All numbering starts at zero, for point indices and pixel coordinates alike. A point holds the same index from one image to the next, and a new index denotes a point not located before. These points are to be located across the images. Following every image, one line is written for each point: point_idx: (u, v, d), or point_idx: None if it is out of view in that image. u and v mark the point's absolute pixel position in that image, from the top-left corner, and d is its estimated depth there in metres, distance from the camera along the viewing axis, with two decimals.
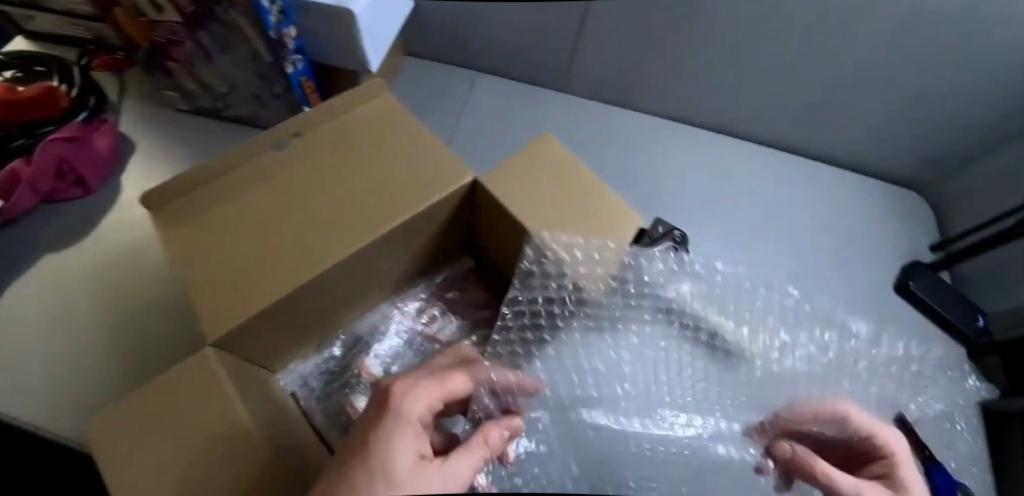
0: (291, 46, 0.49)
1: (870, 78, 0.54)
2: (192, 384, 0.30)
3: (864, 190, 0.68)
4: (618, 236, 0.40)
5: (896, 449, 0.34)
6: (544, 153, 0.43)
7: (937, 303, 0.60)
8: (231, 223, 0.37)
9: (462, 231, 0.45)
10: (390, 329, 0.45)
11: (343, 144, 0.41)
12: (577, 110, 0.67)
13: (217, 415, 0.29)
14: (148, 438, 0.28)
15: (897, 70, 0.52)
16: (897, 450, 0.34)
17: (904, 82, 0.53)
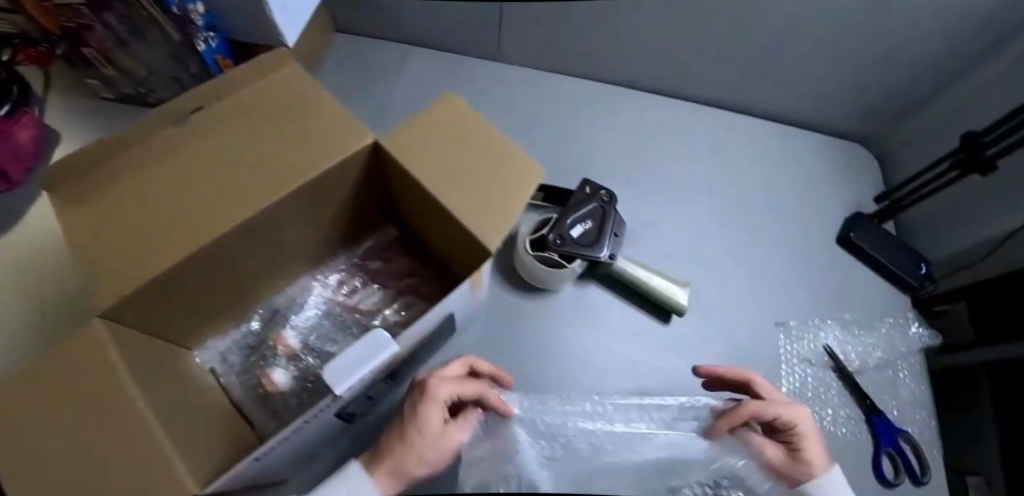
0: (200, 23, 0.49)
1: (806, 35, 0.53)
2: (69, 368, 0.27)
3: (810, 146, 0.68)
4: (515, 191, 0.36)
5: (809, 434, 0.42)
6: (446, 112, 0.40)
7: (881, 254, 0.60)
8: (136, 199, 0.35)
9: (376, 200, 0.45)
10: (309, 300, 0.47)
11: (250, 114, 0.39)
12: (515, 80, 0.66)
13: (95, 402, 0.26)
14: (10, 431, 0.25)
15: (831, 25, 0.51)
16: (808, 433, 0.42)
17: (840, 38, 0.53)
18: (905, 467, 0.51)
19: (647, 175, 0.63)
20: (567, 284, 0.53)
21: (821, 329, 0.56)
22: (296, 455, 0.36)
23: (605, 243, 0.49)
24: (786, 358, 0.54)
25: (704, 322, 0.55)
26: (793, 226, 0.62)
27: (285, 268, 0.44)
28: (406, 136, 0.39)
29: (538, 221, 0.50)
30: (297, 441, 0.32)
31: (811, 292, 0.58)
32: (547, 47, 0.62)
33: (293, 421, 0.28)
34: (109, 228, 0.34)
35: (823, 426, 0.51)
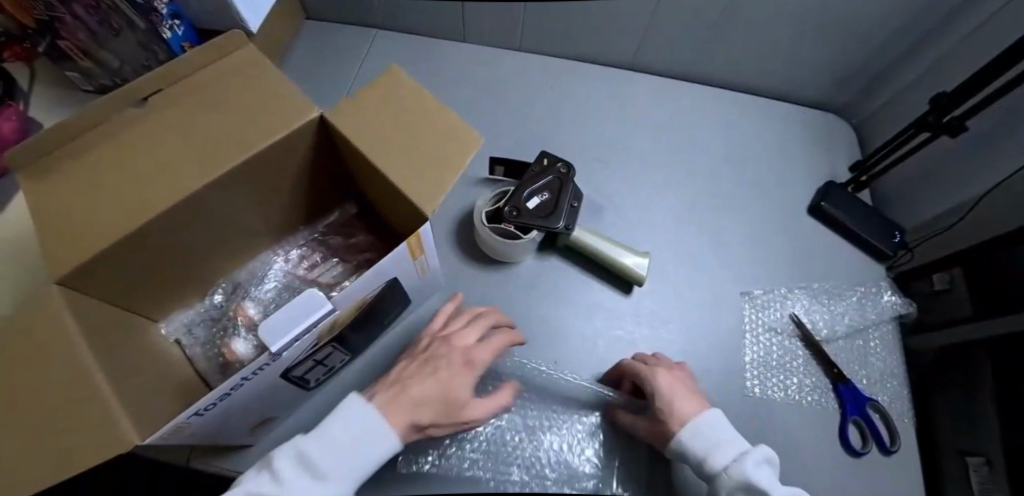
0: (166, 12, 0.52)
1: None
2: (53, 342, 0.31)
3: (785, 116, 0.67)
4: (455, 158, 0.39)
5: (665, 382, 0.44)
6: (392, 84, 0.42)
7: (853, 222, 0.59)
8: (92, 178, 0.36)
9: (333, 175, 0.49)
10: (269, 274, 0.51)
11: (207, 98, 0.40)
12: (484, 56, 0.66)
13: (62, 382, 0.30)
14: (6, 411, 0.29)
15: None
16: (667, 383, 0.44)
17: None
18: (873, 436, 0.50)
19: (617, 149, 0.62)
20: (527, 256, 0.54)
21: (787, 298, 0.56)
22: (252, 416, 0.38)
23: (561, 212, 0.49)
24: (751, 328, 0.54)
25: (665, 293, 0.55)
26: (764, 197, 0.62)
27: (247, 242, 0.49)
28: (355, 109, 0.41)
29: (496, 193, 0.51)
30: (241, 398, 0.33)
31: (779, 262, 0.58)
32: (513, 23, 0.62)
33: (230, 378, 0.29)
34: (68, 206, 0.35)
35: (788, 394, 0.51)
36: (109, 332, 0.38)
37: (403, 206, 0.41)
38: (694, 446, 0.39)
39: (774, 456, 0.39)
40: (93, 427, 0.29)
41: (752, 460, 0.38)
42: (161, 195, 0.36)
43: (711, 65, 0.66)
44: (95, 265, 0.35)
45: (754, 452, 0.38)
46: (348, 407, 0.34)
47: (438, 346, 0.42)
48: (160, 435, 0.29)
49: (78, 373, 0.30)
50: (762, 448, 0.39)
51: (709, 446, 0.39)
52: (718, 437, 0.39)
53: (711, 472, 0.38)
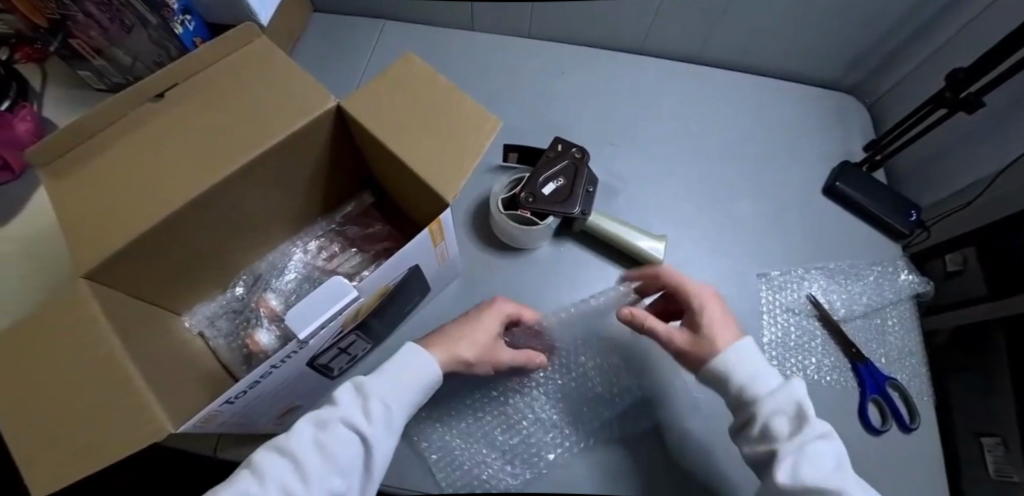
0: (177, 8, 0.53)
1: None
2: (69, 339, 0.31)
3: (797, 97, 0.67)
4: (474, 144, 0.39)
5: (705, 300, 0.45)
6: (405, 73, 0.42)
7: (867, 201, 0.59)
8: (109, 175, 0.36)
9: (351, 164, 0.49)
10: (289, 265, 0.52)
11: (219, 91, 0.40)
12: (492, 44, 0.66)
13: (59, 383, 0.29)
14: (29, 408, 0.29)
15: None
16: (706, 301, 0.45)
17: None
18: (892, 415, 0.50)
19: (629, 134, 0.62)
20: (543, 242, 0.54)
21: (804, 278, 0.56)
22: (279, 403, 0.39)
23: (576, 198, 0.49)
24: (769, 309, 0.54)
25: (682, 276, 0.55)
26: (774, 180, 0.61)
27: (265, 235, 0.50)
28: (371, 97, 0.41)
29: (512, 179, 0.51)
30: (269, 386, 0.34)
31: (793, 243, 0.58)
32: (521, 10, 0.62)
33: (259, 366, 0.30)
34: (87, 203, 0.35)
35: (807, 374, 0.51)
36: (135, 322, 0.38)
37: (425, 195, 0.40)
38: (732, 381, 0.41)
39: (807, 399, 0.40)
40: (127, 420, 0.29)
41: (777, 404, 0.39)
42: (178, 190, 0.36)
43: (720, 47, 0.66)
44: (119, 259, 0.35)
45: (784, 389, 0.40)
46: (405, 355, 0.40)
47: (468, 321, 0.44)
48: (191, 423, 0.29)
49: (86, 372, 0.30)
50: (799, 392, 0.40)
51: (745, 381, 0.41)
52: (759, 365, 0.42)
53: (750, 399, 0.41)
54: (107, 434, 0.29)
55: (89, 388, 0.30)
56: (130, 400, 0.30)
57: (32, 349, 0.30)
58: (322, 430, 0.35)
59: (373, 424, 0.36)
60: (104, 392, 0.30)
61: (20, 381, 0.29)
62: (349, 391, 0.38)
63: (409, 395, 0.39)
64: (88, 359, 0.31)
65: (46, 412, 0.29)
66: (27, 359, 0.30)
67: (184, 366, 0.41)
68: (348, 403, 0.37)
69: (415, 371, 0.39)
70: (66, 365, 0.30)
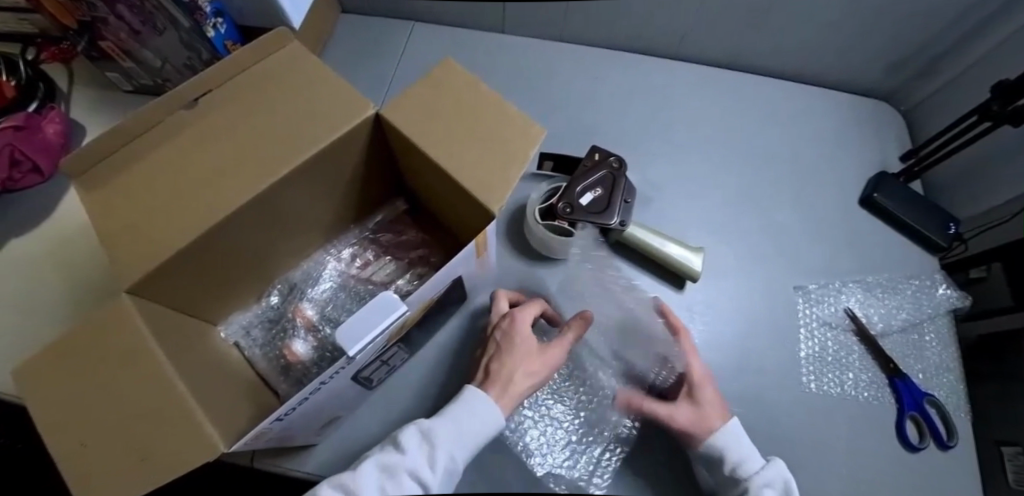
0: (209, 10, 0.52)
1: None
2: (114, 335, 0.31)
3: (832, 105, 0.66)
4: (518, 152, 0.38)
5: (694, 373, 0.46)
6: (444, 78, 0.41)
7: (905, 213, 0.58)
8: (145, 182, 0.36)
9: (386, 170, 0.49)
10: (324, 273, 0.51)
11: (255, 98, 0.39)
12: (522, 47, 0.65)
13: (88, 376, 0.30)
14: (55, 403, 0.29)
15: None
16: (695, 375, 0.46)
17: None
18: (930, 431, 0.50)
19: (663, 142, 0.61)
20: (578, 252, 0.53)
21: (841, 292, 0.55)
22: (320, 417, 0.39)
23: (615, 208, 0.48)
24: (806, 323, 0.53)
25: (718, 286, 0.55)
26: (810, 188, 0.60)
27: (300, 245, 0.49)
28: (411, 104, 0.40)
29: (549, 188, 0.51)
30: (315, 401, 0.33)
31: (831, 254, 0.57)
32: (551, 13, 0.61)
33: (309, 383, 0.29)
34: (127, 212, 0.35)
35: (845, 389, 0.51)
36: (175, 331, 0.38)
37: (466, 203, 0.40)
38: (724, 458, 0.42)
39: (793, 482, 0.42)
40: (162, 431, 0.29)
41: (768, 479, 0.41)
42: (220, 194, 0.36)
43: (755, 50, 0.64)
44: (160, 274, 0.35)
45: (768, 470, 0.41)
46: (471, 400, 0.41)
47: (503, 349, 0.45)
48: (245, 440, 0.29)
49: (114, 364, 0.30)
50: (781, 471, 0.42)
51: (736, 460, 0.42)
52: (740, 444, 0.43)
53: (741, 477, 0.41)
54: (133, 435, 0.28)
55: (115, 383, 0.30)
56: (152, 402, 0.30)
57: (63, 345, 0.30)
58: (389, 479, 0.36)
59: (434, 474, 0.37)
60: (125, 390, 0.30)
61: (50, 398, 0.29)
62: (417, 439, 0.38)
63: (476, 432, 0.40)
64: (113, 353, 0.30)
65: (71, 407, 0.29)
66: (52, 355, 0.29)
67: (223, 371, 0.41)
68: (416, 454, 0.38)
69: (481, 415, 0.40)
70: (91, 363, 0.30)
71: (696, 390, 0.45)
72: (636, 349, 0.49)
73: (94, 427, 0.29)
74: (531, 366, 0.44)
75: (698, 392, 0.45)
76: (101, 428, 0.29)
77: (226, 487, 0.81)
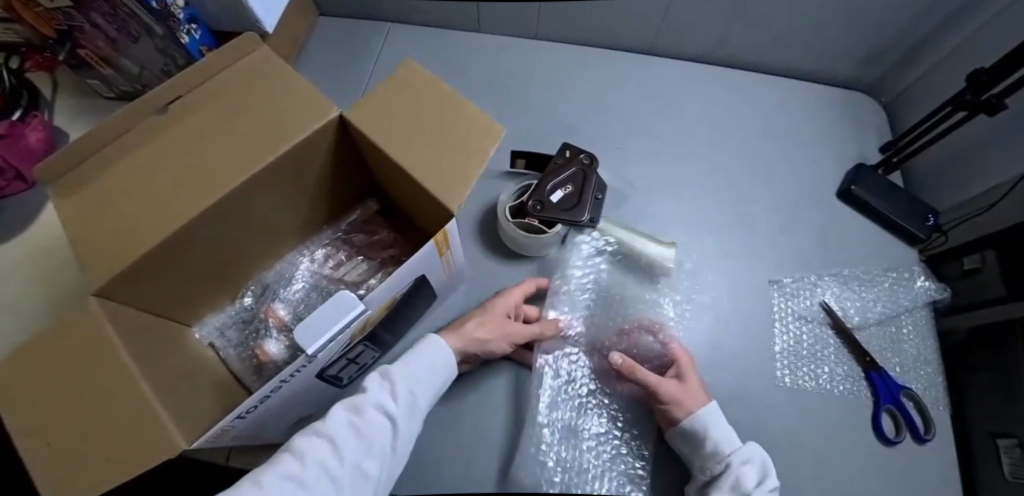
0: (183, 16, 0.52)
1: None
2: (100, 338, 0.32)
3: (810, 98, 0.65)
4: (479, 151, 0.38)
5: (680, 354, 0.48)
6: (407, 79, 0.42)
7: (883, 205, 0.58)
8: (119, 187, 0.36)
9: (355, 172, 0.49)
10: (297, 274, 0.52)
11: (224, 102, 0.40)
12: (498, 46, 0.65)
13: (70, 381, 0.30)
14: (32, 408, 0.29)
15: None
16: (681, 355, 0.48)
17: None
18: (907, 425, 0.49)
19: (639, 138, 0.61)
20: (553, 248, 0.53)
21: (817, 285, 0.55)
22: (288, 415, 0.39)
23: (586, 204, 0.48)
24: (781, 316, 0.53)
25: (692, 282, 0.54)
26: (787, 181, 0.60)
27: (274, 245, 0.50)
28: (374, 106, 0.41)
29: (521, 186, 0.51)
30: (278, 399, 0.34)
31: (808, 247, 0.57)
32: (525, 12, 0.61)
33: (269, 381, 0.30)
34: (100, 217, 0.35)
35: (819, 383, 0.51)
36: (145, 334, 0.38)
37: (431, 203, 0.40)
38: (705, 437, 0.42)
39: (770, 462, 0.41)
40: (152, 434, 0.30)
41: (746, 457, 0.41)
42: (194, 195, 0.37)
43: (735, 45, 0.64)
44: (129, 277, 0.36)
45: (747, 449, 0.42)
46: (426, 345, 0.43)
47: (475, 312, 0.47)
48: (206, 439, 0.30)
49: (99, 365, 0.31)
50: (758, 451, 0.42)
51: (718, 439, 0.42)
52: (719, 423, 0.43)
53: (720, 455, 0.41)
54: (113, 440, 0.29)
55: (96, 388, 0.30)
56: (133, 406, 0.30)
57: (43, 352, 0.30)
58: (356, 415, 0.38)
59: (397, 404, 0.38)
60: (104, 395, 0.30)
61: (21, 404, 0.29)
62: (377, 380, 0.40)
63: (431, 372, 0.41)
64: (95, 359, 0.31)
65: (48, 415, 0.29)
66: (36, 365, 0.30)
67: (195, 375, 0.42)
68: (378, 391, 0.39)
69: (432, 359, 0.42)
70: (74, 368, 0.30)
71: (682, 373, 0.46)
72: (610, 340, 0.51)
73: (69, 431, 0.29)
74: (486, 325, 0.45)
75: (683, 373, 0.46)
76: (77, 432, 0.29)
77: (217, 486, 0.81)
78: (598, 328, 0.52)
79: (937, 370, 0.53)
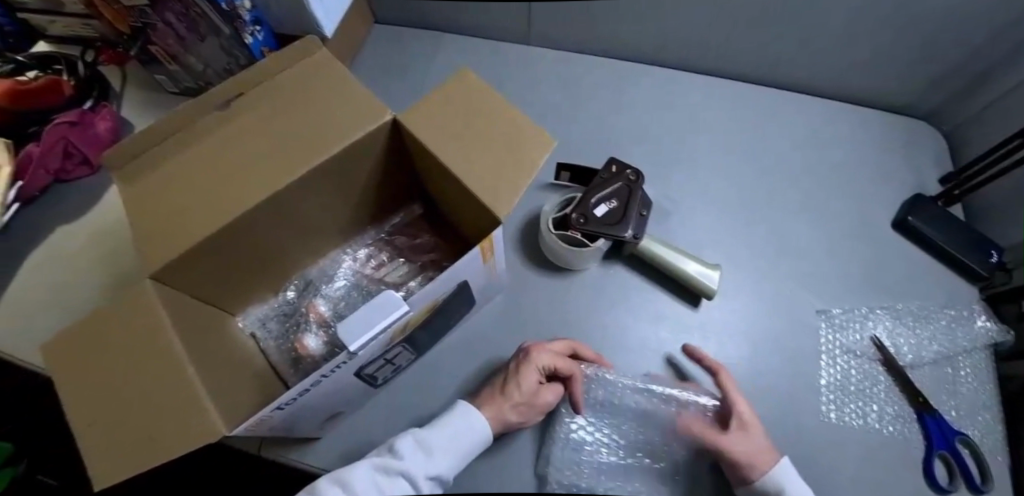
0: (248, 18, 0.55)
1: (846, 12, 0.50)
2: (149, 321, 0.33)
3: (863, 125, 0.63)
4: (528, 161, 0.38)
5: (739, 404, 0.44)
6: (460, 88, 0.42)
7: (942, 239, 0.55)
8: (174, 178, 0.37)
9: (404, 175, 0.50)
10: (339, 272, 0.53)
11: (282, 102, 0.41)
12: (546, 59, 0.65)
13: (121, 358, 0.31)
14: (87, 380, 0.31)
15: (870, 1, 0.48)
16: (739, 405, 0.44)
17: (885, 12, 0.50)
18: (961, 473, 0.46)
19: (684, 158, 0.60)
20: (594, 263, 0.53)
21: (868, 319, 0.53)
22: (324, 410, 0.40)
23: (630, 221, 0.47)
24: (828, 349, 0.51)
25: (734, 306, 0.53)
26: (835, 208, 0.58)
27: (319, 243, 0.51)
28: (426, 110, 0.42)
29: (564, 199, 0.51)
30: (318, 393, 0.34)
31: (857, 279, 0.55)
32: (574, 28, 0.62)
33: (309, 376, 0.30)
34: (154, 205, 0.37)
35: (867, 422, 0.48)
36: (194, 323, 0.40)
37: (479, 211, 0.40)
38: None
39: None
40: (188, 419, 0.30)
41: None
42: (246, 192, 0.38)
43: (785, 68, 0.62)
44: (181, 265, 0.37)
45: None
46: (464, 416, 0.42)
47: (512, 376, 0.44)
48: (245, 427, 0.30)
49: (144, 345, 0.32)
50: None
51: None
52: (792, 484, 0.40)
53: None
54: (153, 421, 0.30)
55: (141, 367, 0.31)
56: (174, 389, 0.31)
57: (98, 328, 0.32)
58: (383, 474, 0.37)
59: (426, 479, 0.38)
60: (148, 376, 0.31)
61: (80, 384, 0.31)
62: (412, 443, 0.40)
63: (464, 452, 0.41)
64: (142, 339, 0.32)
65: (100, 388, 0.31)
66: (91, 338, 0.32)
67: (236, 363, 0.43)
68: (411, 455, 0.39)
69: (468, 430, 0.41)
70: (124, 346, 0.32)
71: (745, 422, 0.43)
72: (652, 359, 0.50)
73: (116, 408, 0.30)
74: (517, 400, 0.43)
75: (746, 422, 0.43)
76: (121, 411, 0.30)
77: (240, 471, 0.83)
78: (638, 350, 0.50)
79: (998, 418, 0.49)
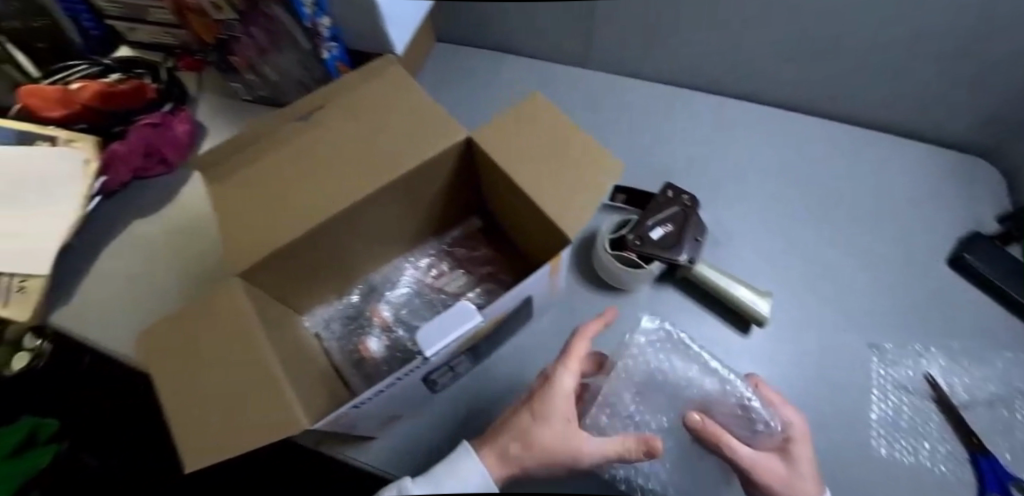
0: (326, 35, 0.54)
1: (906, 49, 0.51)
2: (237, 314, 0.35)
3: (918, 159, 0.63)
4: (598, 182, 0.40)
5: (795, 428, 0.42)
6: (532, 110, 0.44)
7: (1000, 277, 0.54)
8: (262, 181, 0.41)
9: (470, 191, 0.52)
10: (401, 279, 0.56)
11: (359, 113, 0.43)
12: (600, 83, 0.68)
13: (211, 346, 0.34)
14: (181, 364, 0.33)
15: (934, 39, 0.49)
16: (795, 429, 0.41)
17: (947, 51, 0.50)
18: None
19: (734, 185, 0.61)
20: (646, 284, 0.54)
21: (922, 356, 0.52)
22: (387, 410, 0.42)
23: (686, 245, 0.48)
24: (879, 383, 0.51)
25: (783, 333, 0.53)
26: (887, 242, 0.58)
27: (386, 250, 0.54)
28: (500, 130, 0.44)
29: (620, 220, 0.52)
30: (391, 394, 0.36)
31: (909, 314, 0.55)
32: (630, 54, 0.64)
33: (388, 376, 0.32)
34: (243, 207, 0.40)
35: (919, 459, 0.47)
36: (269, 317, 0.42)
37: (545, 228, 0.42)
38: None
39: None
40: (271, 408, 0.31)
41: None
42: (329, 200, 0.41)
43: (838, 100, 0.63)
44: (264, 265, 0.40)
45: None
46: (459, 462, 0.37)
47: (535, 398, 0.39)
48: (324, 422, 0.32)
49: (232, 335, 0.34)
50: None
51: None
52: None
53: None
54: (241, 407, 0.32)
55: (228, 355, 0.34)
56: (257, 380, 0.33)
57: (193, 317, 0.35)
58: None
59: None
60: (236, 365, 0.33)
61: (175, 367, 0.33)
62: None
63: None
64: (229, 329, 0.34)
65: (193, 372, 0.33)
66: (185, 326, 0.34)
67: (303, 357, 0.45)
68: None
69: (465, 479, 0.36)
70: (213, 335, 0.34)
71: (793, 447, 0.41)
72: None
73: (206, 392, 0.32)
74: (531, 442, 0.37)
75: (794, 448, 0.41)
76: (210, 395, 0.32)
77: None
78: None
79: None
